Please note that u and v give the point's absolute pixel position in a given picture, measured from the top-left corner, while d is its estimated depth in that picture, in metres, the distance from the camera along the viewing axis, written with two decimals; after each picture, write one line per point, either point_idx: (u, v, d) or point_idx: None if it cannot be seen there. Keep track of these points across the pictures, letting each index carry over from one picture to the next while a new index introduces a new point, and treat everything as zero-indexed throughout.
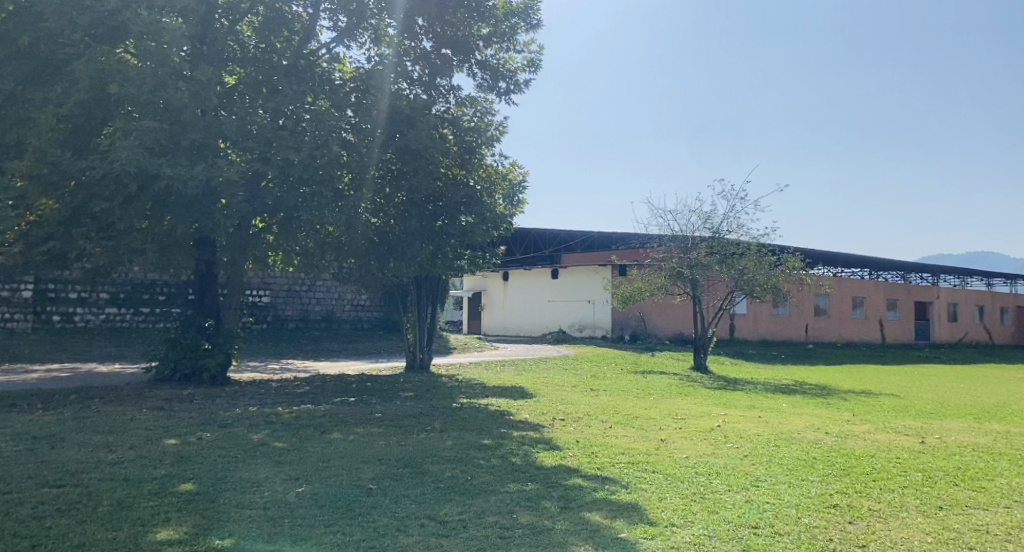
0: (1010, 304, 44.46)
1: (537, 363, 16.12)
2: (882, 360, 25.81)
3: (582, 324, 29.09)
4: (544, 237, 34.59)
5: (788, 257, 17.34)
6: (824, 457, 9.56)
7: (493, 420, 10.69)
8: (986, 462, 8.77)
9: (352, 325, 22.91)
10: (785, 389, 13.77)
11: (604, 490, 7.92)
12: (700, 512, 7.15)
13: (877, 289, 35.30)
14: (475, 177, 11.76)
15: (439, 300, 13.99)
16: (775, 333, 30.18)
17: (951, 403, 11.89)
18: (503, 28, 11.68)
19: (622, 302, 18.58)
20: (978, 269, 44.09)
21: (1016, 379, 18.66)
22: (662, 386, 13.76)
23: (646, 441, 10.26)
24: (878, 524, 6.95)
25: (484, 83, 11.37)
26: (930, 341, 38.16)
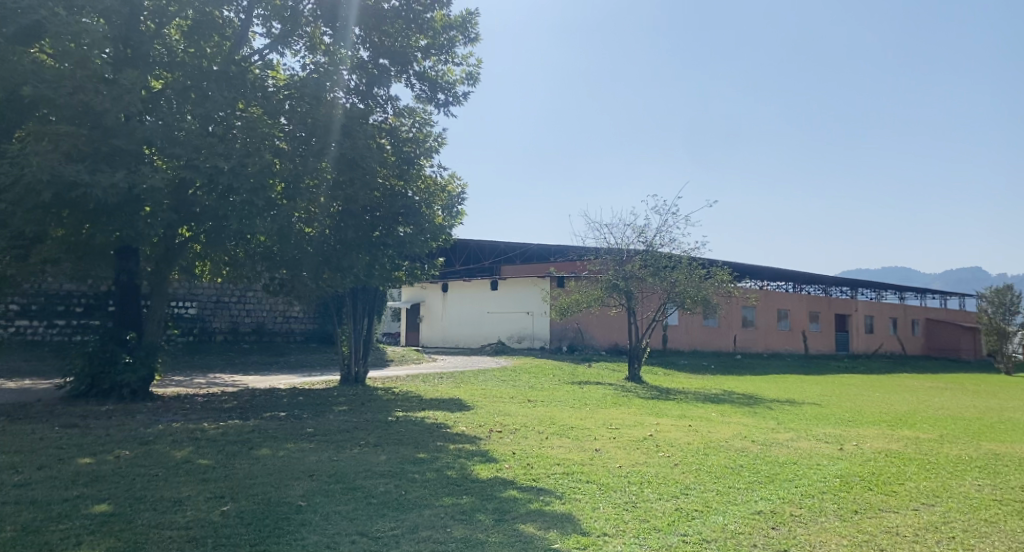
0: (922, 317, 47.16)
1: (474, 374, 16.12)
2: (807, 370, 26.98)
3: (521, 335, 29.23)
4: (484, 248, 34.63)
5: (717, 270, 17.93)
6: (750, 464, 9.89)
7: (429, 433, 10.63)
8: (897, 466, 9.28)
9: (284, 337, 22.36)
10: (714, 398, 14.18)
11: (539, 501, 7.99)
12: (631, 521, 7.27)
13: (802, 302, 36.87)
14: (414, 189, 11.65)
15: (376, 311, 13.82)
16: (706, 344, 31.11)
17: (867, 411, 12.49)
18: (441, 40, 11.67)
19: (560, 313, 18.78)
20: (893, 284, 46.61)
21: (926, 387, 19.83)
22: (597, 397, 13.94)
23: (581, 451, 10.40)
24: (798, 529, 7.24)
25: (423, 94, 11.33)
26: (851, 351, 40.06)
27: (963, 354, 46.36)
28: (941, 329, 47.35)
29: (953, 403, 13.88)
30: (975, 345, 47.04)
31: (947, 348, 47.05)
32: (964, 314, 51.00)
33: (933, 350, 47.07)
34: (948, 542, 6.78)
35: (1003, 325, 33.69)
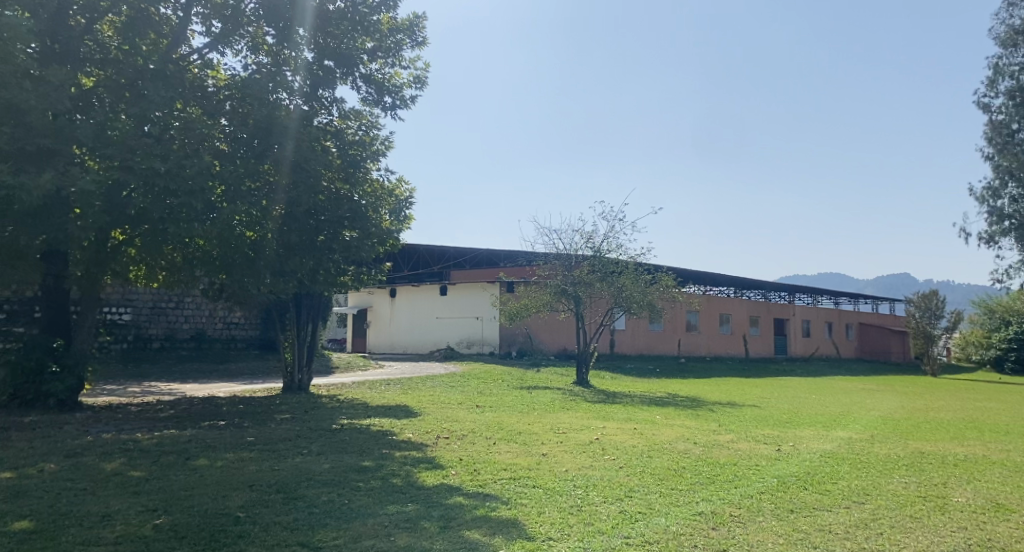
0: (857, 321, 49.09)
1: (421, 380, 15.99)
2: (747, 373, 27.75)
3: (470, 340, 29.17)
4: (433, 253, 34.47)
5: (662, 275, 18.30)
6: (692, 466, 10.09)
7: (375, 441, 10.49)
8: (831, 466, 9.62)
9: (225, 344, 21.74)
10: (658, 401, 14.43)
11: (484, 507, 7.97)
12: (576, 525, 7.33)
13: (744, 306, 37.92)
14: (360, 193, 11.41)
15: (320, 317, 13.59)
16: (651, 348, 31.66)
17: (804, 412, 12.91)
18: (387, 44, 11.62)
19: (509, 318, 18.82)
20: (829, 289, 48.38)
21: (858, 389, 20.65)
22: (545, 401, 14.02)
23: (528, 456, 10.43)
24: (737, 529, 7.43)
25: (369, 97, 11.22)
26: (790, 354, 41.35)
27: (894, 356, 48.46)
28: (873, 332, 49.36)
29: (883, 404, 14.48)
30: (904, 347, 49.25)
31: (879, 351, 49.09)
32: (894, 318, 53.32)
33: (866, 352, 49.02)
34: (877, 538, 7.04)
35: (928, 328, 35.08)
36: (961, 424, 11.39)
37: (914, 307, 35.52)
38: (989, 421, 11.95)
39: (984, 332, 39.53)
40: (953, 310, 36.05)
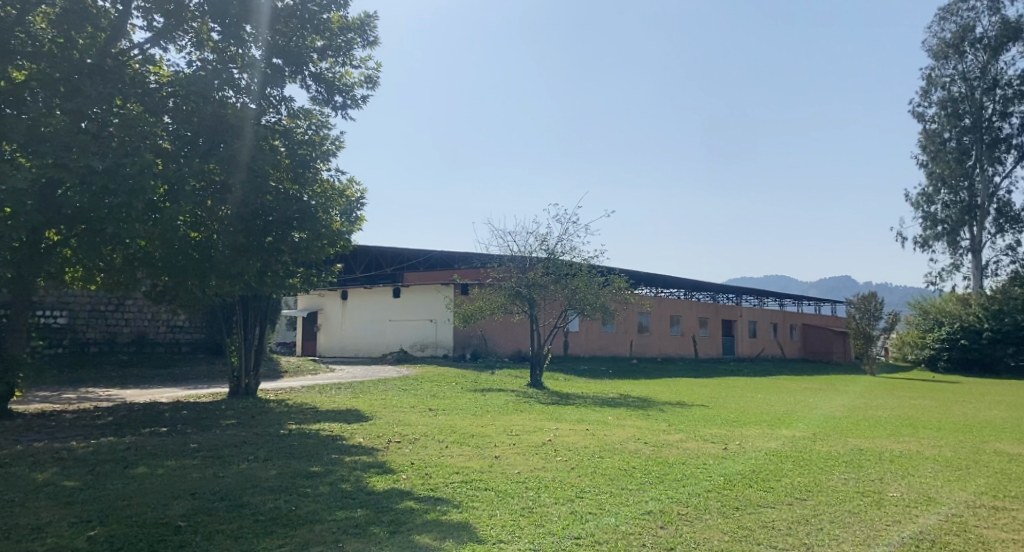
0: (800, 322, 50.63)
1: (373, 384, 15.81)
2: (697, 373, 28.29)
3: (424, 343, 29.01)
4: (386, 255, 34.13)
5: (614, 277, 18.52)
6: (642, 466, 10.23)
7: (324, 446, 10.32)
8: (775, 463, 9.86)
9: (168, 348, 21.13)
10: (610, 402, 14.59)
11: (435, 511, 7.92)
12: (526, 527, 7.33)
13: (694, 308, 38.66)
14: (310, 193, 11.20)
15: (268, 319, 13.30)
16: (604, 349, 32.02)
17: (750, 411, 13.22)
18: (337, 42, 11.47)
19: (463, 320, 18.75)
20: (774, 291, 49.72)
21: (801, 388, 21.28)
22: (498, 403, 14.01)
23: (480, 459, 10.40)
24: (684, 527, 7.55)
25: (319, 96, 11.04)
26: (737, 355, 42.32)
27: (835, 356, 50.12)
28: (816, 333, 50.92)
29: (825, 403, 14.94)
30: (846, 348, 51.02)
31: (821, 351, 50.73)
32: (835, 319, 55.22)
33: (810, 352, 50.53)
34: (816, 533, 7.26)
35: (868, 328, 36.29)
36: (897, 421, 11.84)
37: (855, 309, 36.58)
38: (923, 418, 12.46)
39: (918, 332, 41.18)
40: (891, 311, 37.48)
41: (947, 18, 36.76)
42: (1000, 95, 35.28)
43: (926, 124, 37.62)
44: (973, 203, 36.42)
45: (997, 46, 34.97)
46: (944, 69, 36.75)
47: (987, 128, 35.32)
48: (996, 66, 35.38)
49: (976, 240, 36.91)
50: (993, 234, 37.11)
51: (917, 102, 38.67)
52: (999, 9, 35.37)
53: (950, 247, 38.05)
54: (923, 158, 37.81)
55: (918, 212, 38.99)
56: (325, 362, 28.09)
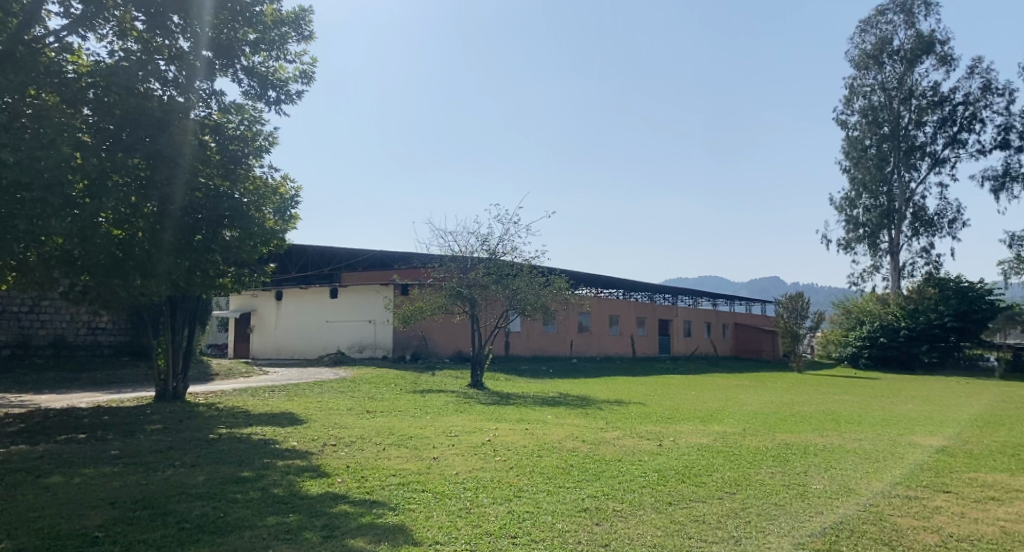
0: (732, 321, 52.19)
1: (309, 387, 15.46)
2: (635, 372, 28.78)
3: (363, 345, 28.63)
4: (323, 254, 33.44)
5: (555, 278, 18.69)
6: (579, 464, 10.32)
7: (256, 450, 10.03)
8: (707, 459, 10.12)
9: (88, 352, 20.19)
10: (551, 401, 14.68)
11: (370, 514, 7.80)
12: (464, 528, 7.29)
13: (631, 308, 39.33)
14: (241, 190, 10.90)
15: (198, 320, 12.86)
16: (545, 349, 32.25)
17: (685, 408, 13.54)
18: (271, 36, 11.17)
19: (402, 321, 18.58)
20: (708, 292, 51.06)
21: (732, 385, 21.94)
22: (439, 405, 13.93)
23: (418, 461, 10.29)
24: (619, 523, 7.65)
25: (251, 90, 10.74)
26: (672, 353, 43.25)
27: (765, 353, 51.88)
28: (748, 332, 52.57)
29: (755, 400, 15.42)
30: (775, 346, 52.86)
31: (751, 350, 52.43)
32: (765, 318, 57.10)
33: (741, 351, 52.15)
34: (744, 526, 7.45)
35: (795, 327, 37.76)
36: (822, 417, 12.31)
37: (782, 308, 38.08)
38: (846, 413, 13.01)
39: (841, 330, 43.04)
40: (816, 311, 39.06)
41: (867, 31, 38.56)
42: (915, 105, 37.21)
43: (850, 131, 39.36)
44: (891, 207, 38.14)
45: (913, 58, 36.90)
46: (865, 79, 38.48)
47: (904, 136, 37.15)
48: (912, 77, 37.32)
49: (894, 242, 38.76)
50: (909, 237, 39.06)
51: (840, 110, 40.37)
52: (913, 23, 37.33)
53: (870, 249, 39.83)
54: (846, 163, 39.47)
55: (841, 215, 40.65)
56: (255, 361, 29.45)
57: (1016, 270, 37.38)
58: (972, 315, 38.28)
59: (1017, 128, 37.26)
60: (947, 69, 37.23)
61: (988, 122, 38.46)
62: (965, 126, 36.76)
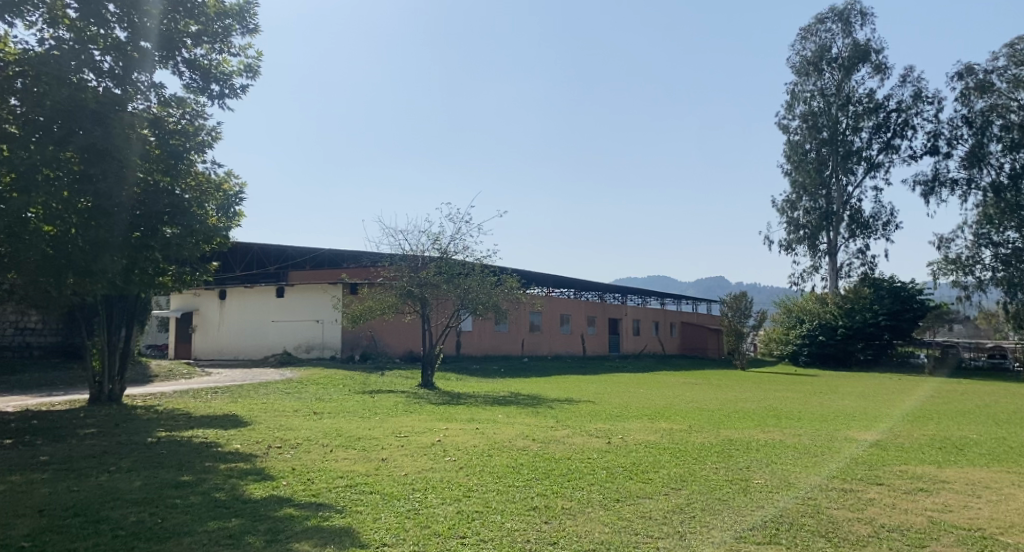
0: (679, 320, 53.21)
1: (253, 388, 15.10)
2: (586, 370, 29.06)
3: (310, 345, 28.16)
4: (271, 252, 32.65)
5: (507, 278, 18.74)
6: (529, 463, 10.36)
7: (197, 454, 9.75)
8: (654, 456, 10.28)
9: (16, 353, 19.29)
10: (502, 401, 14.70)
11: (316, 517, 7.66)
12: (412, 529, 7.23)
13: (582, 307, 39.70)
14: (182, 186, 10.58)
15: (136, 321, 12.41)
16: (496, 348, 32.28)
17: (633, 406, 13.73)
18: (214, 28, 10.84)
19: (351, 321, 18.33)
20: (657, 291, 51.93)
21: (678, 383, 22.40)
22: (389, 405, 13.79)
23: (366, 462, 10.17)
24: (567, 521, 7.71)
25: (193, 83, 10.42)
26: (622, 352, 43.83)
27: (711, 351, 53.14)
28: (694, 331, 53.73)
29: (702, 397, 15.75)
30: (720, 344, 54.20)
31: (698, 348, 53.59)
32: (711, 317, 58.44)
33: (688, 349, 53.25)
34: (689, 521, 7.60)
35: (739, 326, 38.81)
36: (764, 413, 12.68)
37: (726, 308, 39.06)
38: (785, 409, 13.43)
39: (781, 329, 44.36)
40: (759, 310, 40.15)
41: (807, 38, 39.86)
42: (852, 111, 38.53)
43: (791, 136, 40.60)
44: (830, 210, 39.48)
45: (850, 66, 38.27)
46: (805, 85, 39.75)
47: (842, 141, 38.47)
48: (849, 84, 38.71)
49: (833, 244, 40.12)
50: (846, 239, 40.50)
51: (782, 114, 41.65)
52: (850, 32, 38.75)
53: (810, 250, 41.13)
54: (787, 167, 40.77)
55: (782, 217, 41.90)
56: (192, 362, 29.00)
57: (945, 271, 39.21)
58: (904, 314, 40.03)
59: (945, 135, 39.04)
60: (882, 77, 38.75)
61: (920, 129, 40.12)
62: (898, 132, 38.31)
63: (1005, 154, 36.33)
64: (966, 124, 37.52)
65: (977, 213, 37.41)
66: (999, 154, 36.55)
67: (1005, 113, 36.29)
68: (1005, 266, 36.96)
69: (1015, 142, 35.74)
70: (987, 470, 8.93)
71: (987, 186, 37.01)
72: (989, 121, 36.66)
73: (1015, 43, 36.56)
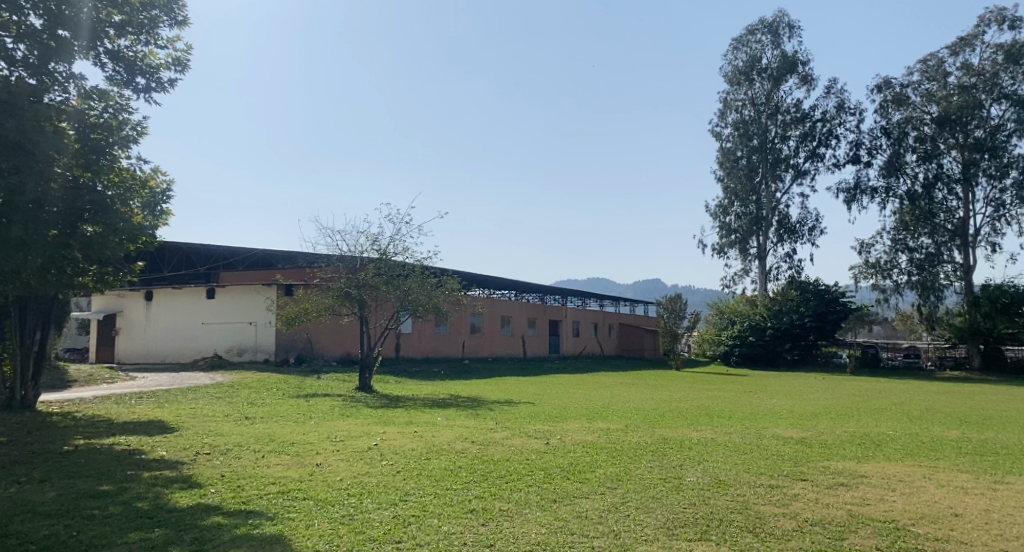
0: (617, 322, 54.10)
1: (181, 393, 14.53)
2: (526, 372, 29.13)
3: (242, 348, 27.39)
4: (200, 253, 31.48)
5: (447, 279, 18.65)
6: (468, 465, 10.32)
7: (118, 462, 9.31)
8: (592, 455, 10.43)
9: None
10: (441, 403, 14.60)
11: (246, 525, 7.43)
12: (346, 535, 7.10)
13: (523, 309, 39.89)
14: (104, 182, 10.09)
15: (51, 323, 11.72)
16: (435, 350, 32.09)
17: (571, 407, 13.86)
18: (139, 19, 10.42)
19: (287, 323, 17.89)
20: (597, 293, 52.64)
21: (616, 383, 22.76)
22: (325, 409, 13.51)
23: (300, 467, 9.93)
24: (504, 522, 7.71)
25: (116, 76, 9.98)
26: (561, 353, 44.23)
27: (647, 351, 54.28)
28: (631, 332, 54.79)
29: (638, 397, 16.03)
30: (656, 345, 55.45)
31: (635, 349, 54.63)
32: (648, 318, 59.66)
33: (625, 349, 54.21)
34: (624, 519, 7.73)
35: (674, 327, 39.72)
36: (696, 412, 12.98)
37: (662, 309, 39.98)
38: (717, 407, 13.83)
39: (714, 329, 45.62)
40: (692, 312, 41.18)
41: (738, 48, 41.20)
42: (780, 120, 40.07)
43: (723, 143, 41.89)
44: (759, 215, 40.92)
45: (778, 76, 39.74)
46: (737, 94, 41.08)
47: (771, 149, 39.89)
48: (777, 94, 40.22)
49: (762, 248, 41.57)
50: (775, 243, 42.03)
51: (715, 122, 42.94)
52: (779, 44, 40.25)
53: (741, 254, 42.54)
54: (720, 173, 42.06)
55: (715, 222, 43.16)
56: (113, 365, 27.72)
57: (865, 275, 41.17)
58: (828, 316, 41.78)
59: (866, 145, 40.96)
60: (808, 87, 40.40)
61: (843, 138, 41.98)
62: (823, 141, 39.95)
63: (919, 164, 38.37)
64: (884, 135, 39.43)
65: (894, 219, 39.39)
66: (914, 164, 38.56)
67: (919, 125, 38.32)
68: (919, 270, 39.01)
69: (928, 153, 37.81)
70: (902, 464, 9.40)
71: (904, 194, 38.95)
72: (905, 133, 38.64)
73: (928, 59, 38.63)
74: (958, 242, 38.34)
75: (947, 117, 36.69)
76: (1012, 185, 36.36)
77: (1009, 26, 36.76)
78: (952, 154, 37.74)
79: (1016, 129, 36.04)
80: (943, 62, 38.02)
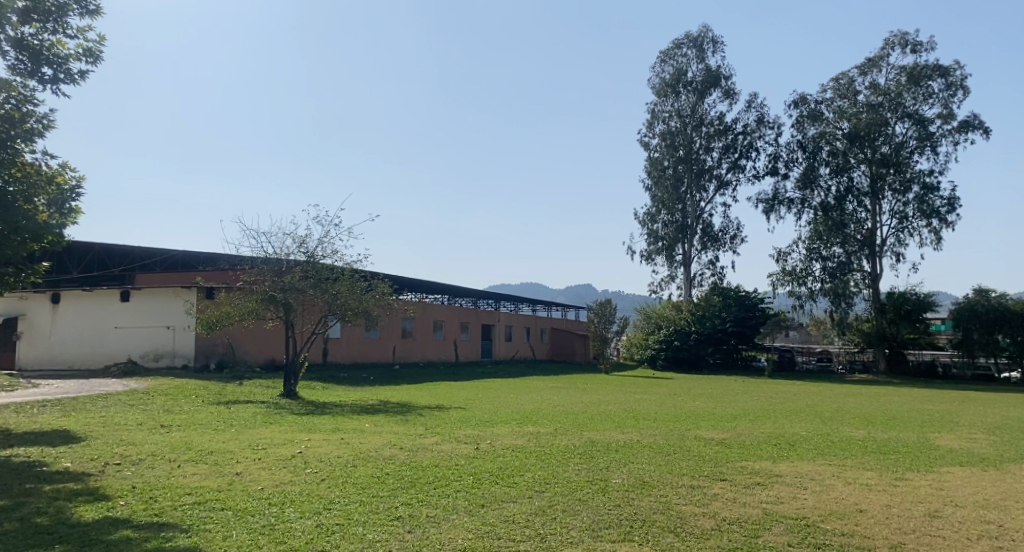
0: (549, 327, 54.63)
1: (90, 400, 13.76)
2: (458, 377, 29.04)
3: (159, 353, 26.20)
4: (116, 253, 29.95)
5: (377, 282, 18.41)
6: (395, 471, 10.18)
7: (16, 475, 8.74)
8: (520, 459, 10.47)
9: None
10: (368, 409, 14.36)
11: (156, 538, 7.08)
12: (265, 545, 6.87)
13: (455, 313, 39.75)
14: (5, 177, 9.47)
15: None
16: (365, 356, 31.60)
17: (500, 411, 13.89)
18: (46, 6, 9.87)
19: (207, 327, 17.26)
20: (530, 298, 53.00)
21: (547, 387, 22.98)
22: (247, 416, 13.08)
23: (218, 477, 9.54)
24: (430, 529, 7.63)
25: (20, 65, 9.41)
26: (494, 357, 44.29)
27: (578, 356, 54.98)
28: (563, 336, 55.41)
29: (566, 400, 16.22)
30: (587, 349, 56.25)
31: (567, 353, 55.28)
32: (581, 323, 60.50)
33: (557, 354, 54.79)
34: (551, 523, 7.77)
35: (604, 332, 40.41)
36: (622, 415, 13.21)
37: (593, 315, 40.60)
38: (642, 411, 14.12)
39: (642, 334, 46.64)
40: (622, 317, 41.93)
41: (665, 61, 42.40)
42: (705, 132, 41.44)
43: (651, 152, 42.93)
44: (684, 224, 42.13)
45: (703, 89, 41.09)
46: (664, 106, 42.27)
47: (695, 159, 41.34)
48: (702, 107, 41.56)
49: (687, 255, 42.78)
50: (699, 250, 43.29)
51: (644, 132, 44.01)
52: (703, 58, 41.63)
53: (667, 260, 43.62)
54: (648, 182, 43.06)
55: (643, 229, 44.20)
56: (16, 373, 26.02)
57: (782, 282, 42.98)
58: (748, 321, 43.45)
59: (784, 158, 42.82)
60: (731, 101, 41.93)
61: (763, 150, 43.79)
62: (744, 153, 41.48)
63: (832, 177, 40.35)
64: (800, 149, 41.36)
65: (809, 229, 41.28)
66: (827, 177, 40.52)
67: (832, 140, 40.36)
68: (832, 278, 40.96)
69: (840, 167, 39.83)
70: (814, 464, 9.84)
71: (818, 205, 40.94)
72: (819, 147, 40.63)
73: (840, 78, 40.75)
74: (866, 252, 40.48)
75: (857, 133, 38.68)
76: (914, 198, 38.68)
77: (911, 50, 39.18)
78: (860, 168, 39.86)
79: (917, 146, 38.47)
80: (852, 81, 40.16)
